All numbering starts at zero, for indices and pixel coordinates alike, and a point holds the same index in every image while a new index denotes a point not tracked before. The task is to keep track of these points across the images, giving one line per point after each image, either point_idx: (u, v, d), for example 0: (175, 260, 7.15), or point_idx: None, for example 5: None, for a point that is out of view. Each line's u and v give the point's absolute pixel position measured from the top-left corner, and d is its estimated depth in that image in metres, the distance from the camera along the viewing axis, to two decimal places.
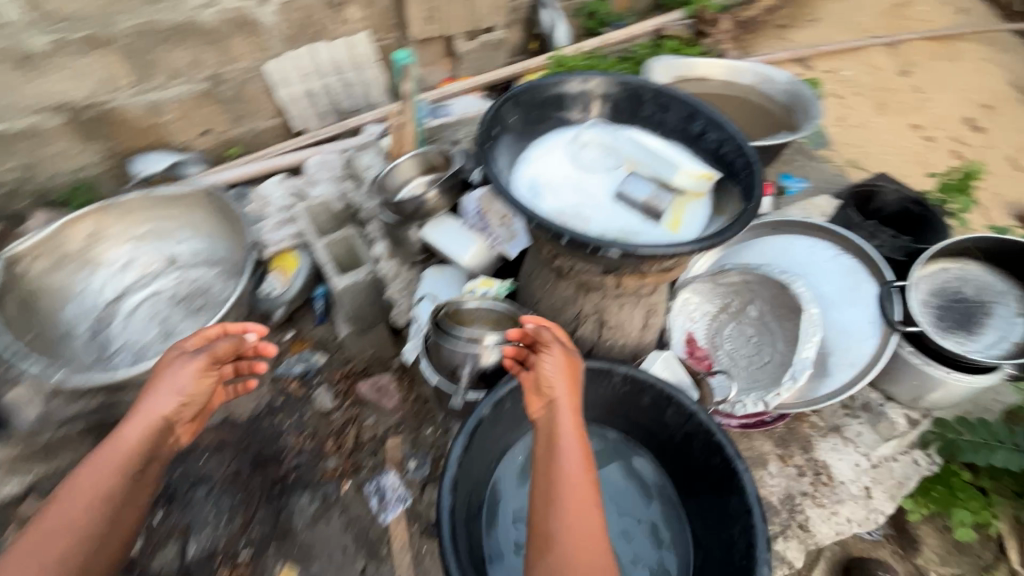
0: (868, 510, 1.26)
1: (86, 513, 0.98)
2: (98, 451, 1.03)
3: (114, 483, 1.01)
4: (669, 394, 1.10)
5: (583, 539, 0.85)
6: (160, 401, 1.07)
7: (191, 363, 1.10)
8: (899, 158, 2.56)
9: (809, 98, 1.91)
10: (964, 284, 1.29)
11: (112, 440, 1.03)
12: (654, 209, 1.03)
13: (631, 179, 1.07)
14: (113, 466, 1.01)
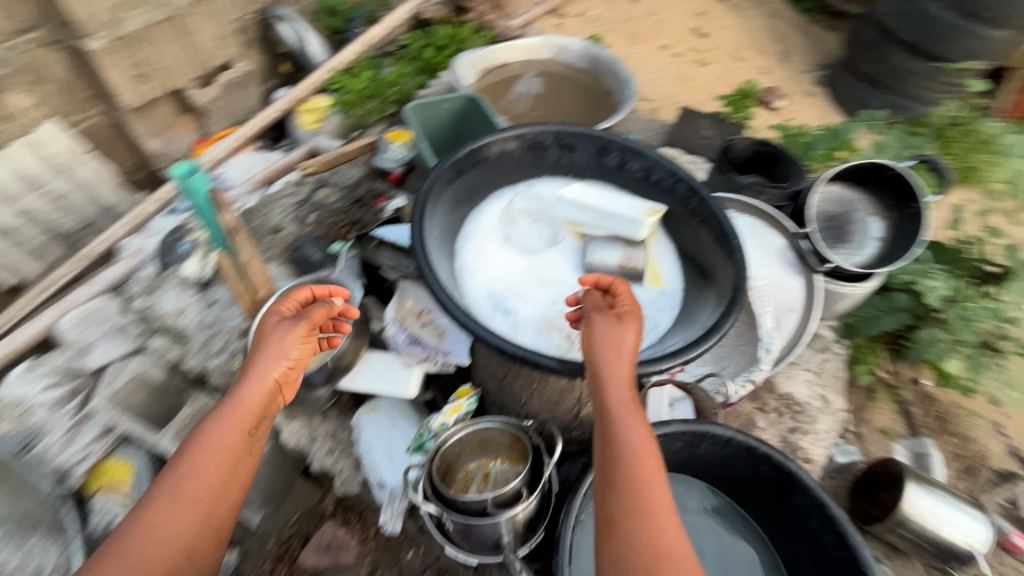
0: (833, 414, 1.45)
1: (199, 506, 0.80)
2: (207, 420, 0.84)
3: (222, 468, 0.82)
4: (703, 432, 1.05)
5: (661, 521, 0.71)
6: (265, 365, 0.86)
7: (292, 332, 0.88)
8: (667, 78, 2.84)
9: (609, 61, 1.95)
10: (831, 203, 1.42)
11: (222, 406, 0.84)
12: (632, 269, 0.94)
13: (592, 247, 0.96)
14: (224, 442, 0.82)
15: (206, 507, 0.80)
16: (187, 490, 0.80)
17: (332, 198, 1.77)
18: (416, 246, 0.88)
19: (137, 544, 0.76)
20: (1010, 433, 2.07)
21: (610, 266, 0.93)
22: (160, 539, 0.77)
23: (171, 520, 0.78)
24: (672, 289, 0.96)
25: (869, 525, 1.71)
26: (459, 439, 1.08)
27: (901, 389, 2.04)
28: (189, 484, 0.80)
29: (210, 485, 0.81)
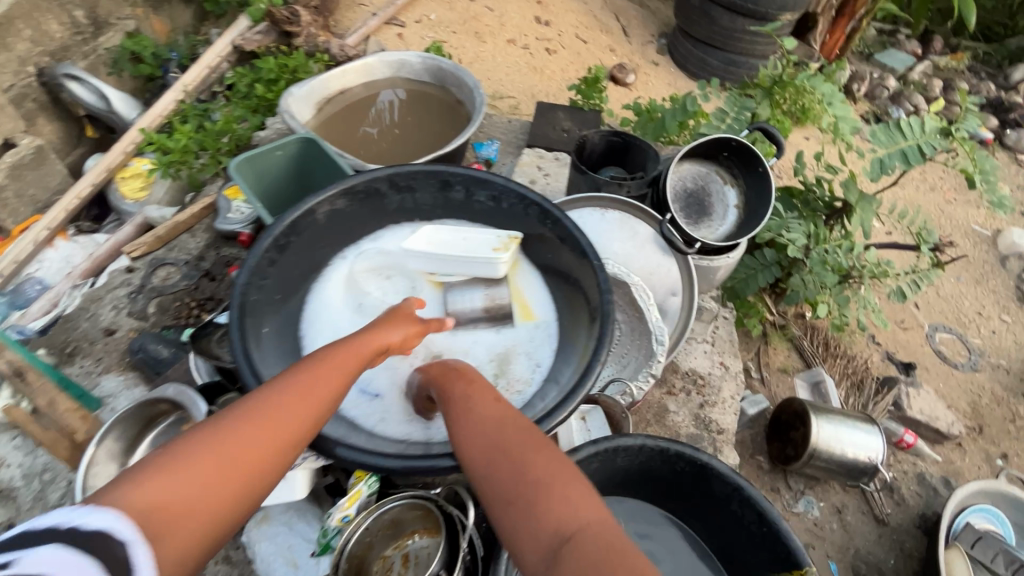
0: (735, 378, 1.51)
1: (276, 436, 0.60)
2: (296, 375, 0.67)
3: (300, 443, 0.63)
4: (614, 447, 1.03)
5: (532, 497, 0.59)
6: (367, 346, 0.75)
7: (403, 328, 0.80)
8: (520, 71, 2.81)
9: (451, 69, 1.86)
10: (687, 180, 1.45)
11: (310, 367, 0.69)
12: (499, 310, 0.92)
13: (450, 299, 0.91)
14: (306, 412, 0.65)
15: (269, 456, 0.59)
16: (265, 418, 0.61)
17: (172, 278, 1.53)
18: (240, 362, 0.72)
19: (179, 460, 0.54)
20: (881, 341, 2.31)
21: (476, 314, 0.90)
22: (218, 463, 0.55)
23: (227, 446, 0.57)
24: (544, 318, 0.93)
25: (789, 464, 1.82)
26: (366, 529, 0.97)
27: (789, 327, 2.19)
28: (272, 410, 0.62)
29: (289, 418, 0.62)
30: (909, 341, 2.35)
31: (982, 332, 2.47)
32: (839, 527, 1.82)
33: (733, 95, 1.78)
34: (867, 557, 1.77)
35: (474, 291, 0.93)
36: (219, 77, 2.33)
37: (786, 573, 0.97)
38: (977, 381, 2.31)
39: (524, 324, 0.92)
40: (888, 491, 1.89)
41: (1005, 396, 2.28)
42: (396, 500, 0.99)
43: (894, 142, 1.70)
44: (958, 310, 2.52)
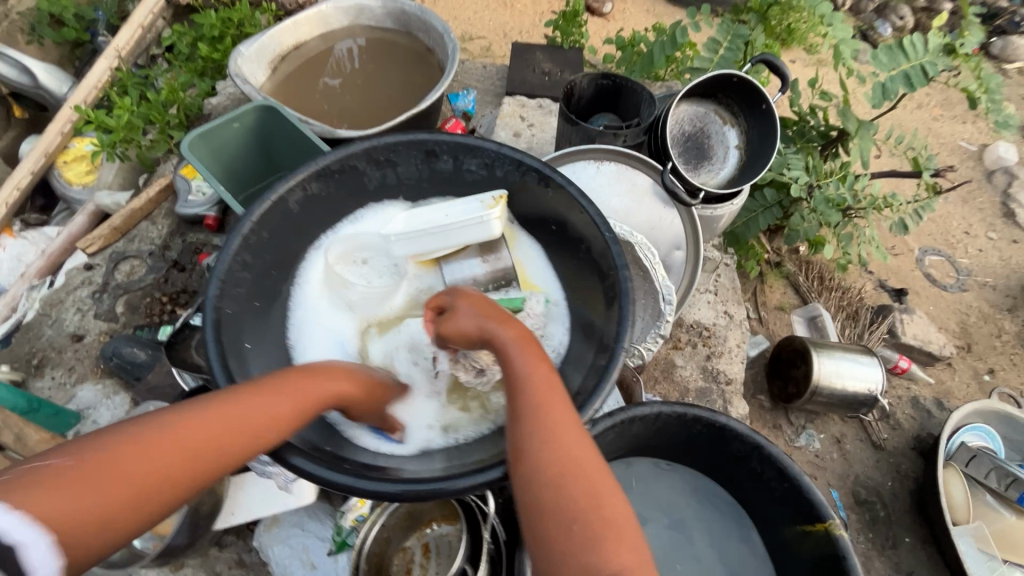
0: (740, 325, 1.47)
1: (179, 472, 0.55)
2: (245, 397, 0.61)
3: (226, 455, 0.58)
4: (629, 417, 1.00)
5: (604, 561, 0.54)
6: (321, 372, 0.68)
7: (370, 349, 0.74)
8: (489, 7, 2.58)
9: (416, 12, 1.68)
10: (685, 122, 1.36)
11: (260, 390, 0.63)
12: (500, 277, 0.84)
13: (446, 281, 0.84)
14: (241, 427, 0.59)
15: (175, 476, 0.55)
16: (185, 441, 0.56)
17: (138, 272, 1.41)
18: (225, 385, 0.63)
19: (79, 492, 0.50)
20: (874, 270, 2.30)
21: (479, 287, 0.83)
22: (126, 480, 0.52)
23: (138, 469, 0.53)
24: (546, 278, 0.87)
25: (790, 401, 1.83)
26: (382, 525, 0.93)
27: (785, 263, 2.16)
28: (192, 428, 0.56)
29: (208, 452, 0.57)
30: (900, 267, 2.35)
31: (971, 251, 2.48)
32: (839, 456, 1.86)
33: (725, 22, 1.66)
34: (867, 481, 1.83)
35: (470, 261, 0.85)
36: (157, 36, 2.12)
37: (809, 525, 0.96)
38: (967, 301, 2.33)
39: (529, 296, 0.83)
40: (885, 417, 1.93)
41: (993, 313, 2.31)
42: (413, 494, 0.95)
43: (896, 64, 1.61)
44: (947, 231, 2.52)
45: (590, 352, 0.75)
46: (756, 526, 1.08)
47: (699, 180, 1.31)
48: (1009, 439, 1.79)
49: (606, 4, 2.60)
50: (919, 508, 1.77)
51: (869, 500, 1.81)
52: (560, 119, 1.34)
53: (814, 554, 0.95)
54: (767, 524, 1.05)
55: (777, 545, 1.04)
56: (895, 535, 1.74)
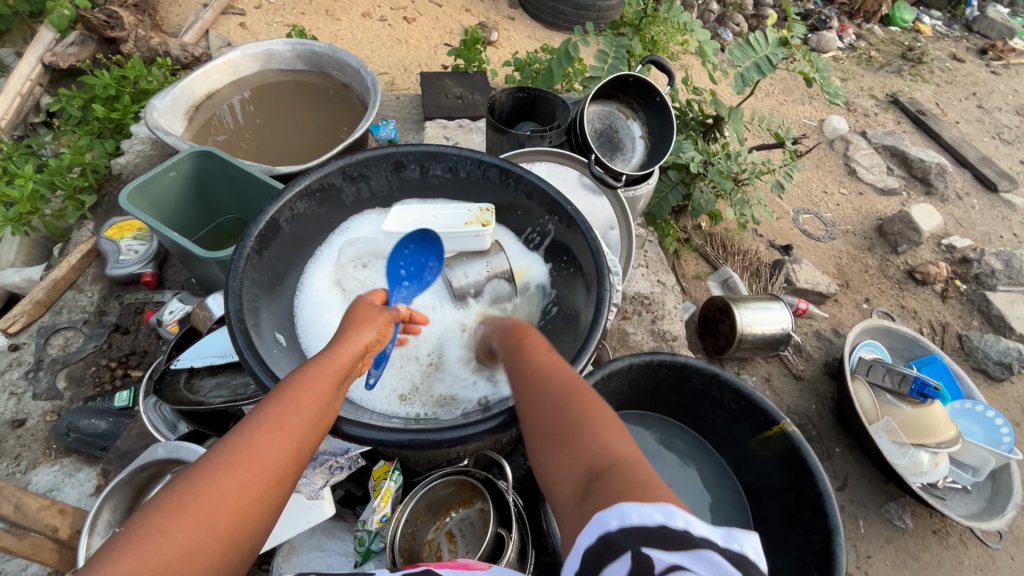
0: (672, 290, 1.68)
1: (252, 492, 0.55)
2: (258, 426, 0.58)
3: (248, 476, 0.55)
4: (610, 372, 1.13)
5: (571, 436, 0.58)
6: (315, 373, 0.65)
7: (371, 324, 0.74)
8: (386, 43, 2.69)
9: (328, 52, 1.77)
10: (596, 121, 1.55)
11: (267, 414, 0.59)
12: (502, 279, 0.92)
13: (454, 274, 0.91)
14: (260, 449, 0.57)
15: (252, 502, 0.54)
16: (255, 451, 0.56)
17: (75, 342, 1.32)
18: (264, 377, 0.68)
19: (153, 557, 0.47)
20: (763, 233, 2.67)
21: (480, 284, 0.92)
22: (211, 514, 0.51)
23: (207, 503, 0.52)
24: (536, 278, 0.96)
25: (723, 352, 2.07)
26: (406, 521, 0.97)
27: (692, 238, 2.46)
28: (250, 446, 0.57)
29: (274, 465, 0.57)
30: (782, 227, 2.75)
31: (831, 206, 2.95)
32: (770, 393, 2.13)
33: (607, 36, 1.90)
34: (798, 410, 2.10)
35: (472, 264, 0.93)
36: (35, 104, 1.99)
37: (768, 432, 1.14)
38: (837, 247, 2.77)
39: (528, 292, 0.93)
40: (798, 352, 2.25)
41: (858, 252, 2.77)
42: (435, 481, 1.01)
43: (748, 57, 1.94)
44: (810, 192, 2.99)
45: (579, 306, 0.87)
46: (725, 449, 1.25)
47: (618, 167, 1.49)
48: (893, 348, 2.16)
49: (493, 33, 2.82)
50: (841, 422, 2.06)
51: (801, 425, 2.08)
52: (490, 129, 1.49)
53: (778, 453, 1.13)
54: (734, 444, 1.22)
55: (744, 459, 1.21)
56: (828, 448, 2.01)
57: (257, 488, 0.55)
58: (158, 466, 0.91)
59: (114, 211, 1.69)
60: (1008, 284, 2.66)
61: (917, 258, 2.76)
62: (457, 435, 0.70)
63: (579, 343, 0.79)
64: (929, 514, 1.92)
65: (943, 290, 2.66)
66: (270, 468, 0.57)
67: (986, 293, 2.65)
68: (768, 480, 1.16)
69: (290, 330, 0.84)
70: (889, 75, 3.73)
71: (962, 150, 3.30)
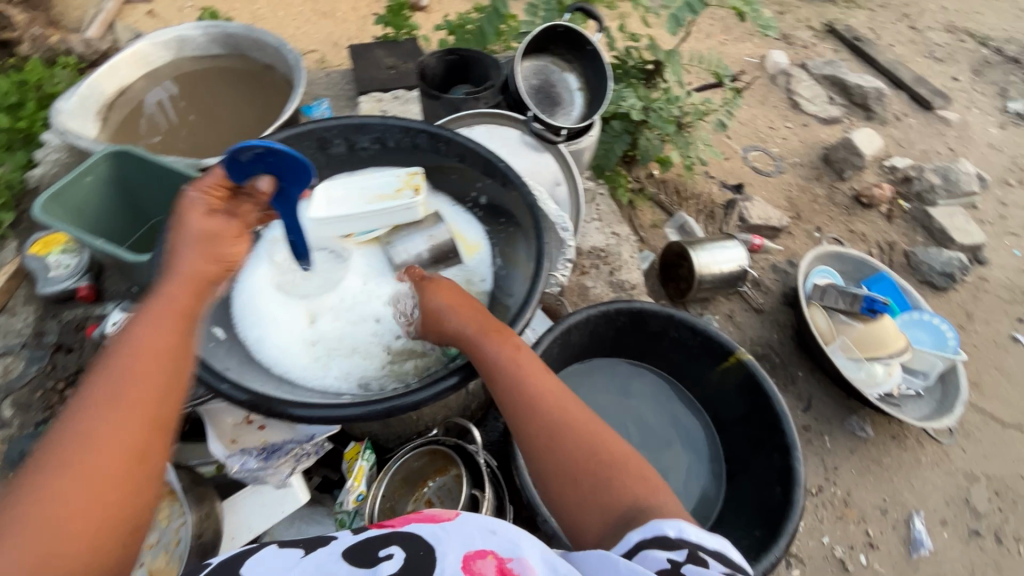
0: (626, 240, 1.69)
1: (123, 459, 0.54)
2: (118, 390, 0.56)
3: (120, 445, 0.54)
4: (568, 326, 1.14)
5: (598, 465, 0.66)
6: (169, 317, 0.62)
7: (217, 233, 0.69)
8: (310, 19, 2.56)
9: (243, 32, 1.67)
10: (531, 78, 1.52)
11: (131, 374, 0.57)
12: (444, 245, 0.91)
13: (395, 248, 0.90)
14: (130, 415, 0.55)
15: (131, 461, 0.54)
16: (118, 419, 0.54)
17: (15, 368, 1.26)
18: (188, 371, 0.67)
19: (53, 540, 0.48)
20: (715, 174, 2.70)
21: (422, 254, 0.90)
22: (83, 484, 0.51)
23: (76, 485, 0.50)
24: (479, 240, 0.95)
25: (686, 295, 2.12)
26: (383, 496, 0.99)
27: (646, 188, 2.47)
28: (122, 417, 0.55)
29: (145, 421, 0.56)
30: (733, 167, 2.79)
31: (777, 140, 3.00)
32: (734, 328, 2.20)
33: None
34: (761, 341, 2.18)
35: (414, 237, 0.92)
36: None
37: (725, 363, 1.18)
38: (787, 180, 2.83)
39: (472, 255, 0.93)
40: (756, 286, 2.32)
41: (807, 183, 2.84)
42: (407, 454, 1.02)
43: None
44: (757, 129, 3.03)
45: (521, 263, 0.87)
46: (687, 385, 1.29)
47: (559, 121, 1.47)
48: (845, 271, 2.25)
49: None
50: (801, 347, 2.15)
51: (765, 355, 2.16)
52: (424, 96, 1.45)
53: (736, 383, 1.17)
54: (695, 379, 1.26)
55: (706, 392, 1.26)
56: (791, 373, 2.11)
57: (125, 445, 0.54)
58: None
59: (37, 227, 1.59)
60: (946, 198, 2.79)
61: (862, 182, 2.85)
62: (405, 402, 0.71)
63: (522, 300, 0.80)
64: (888, 421, 2.05)
65: (888, 211, 2.77)
66: (139, 420, 0.56)
67: (927, 208, 2.76)
68: (730, 409, 1.21)
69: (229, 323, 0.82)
70: (823, 4, 3.76)
71: (898, 72, 3.38)
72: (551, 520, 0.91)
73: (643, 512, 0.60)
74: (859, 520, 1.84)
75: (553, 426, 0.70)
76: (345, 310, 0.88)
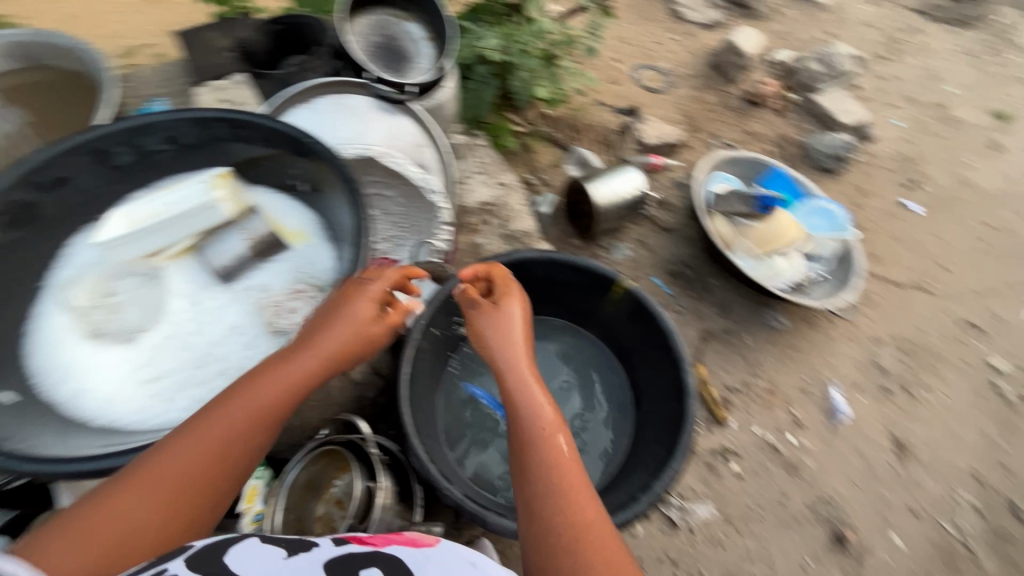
0: (513, 189, 1.65)
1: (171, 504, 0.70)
2: (188, 452, 0.73)
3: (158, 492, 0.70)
4: (444, 294, 1.10)
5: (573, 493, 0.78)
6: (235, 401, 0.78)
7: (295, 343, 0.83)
8: (133, 7, 2.26)
9: (32, 36, 1.45)
10: (371, 35, 1.40)
11: (198, 444, 0.74)
12: (263, 241, 0.91)
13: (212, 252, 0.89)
14: (174, 473, 0.71)
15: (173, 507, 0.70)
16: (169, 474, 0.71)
17: None
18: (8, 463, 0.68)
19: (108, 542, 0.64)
20: (607, 101, 2.66)
21: (241, 257, 0.90)
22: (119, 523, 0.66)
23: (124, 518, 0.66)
24: (303, 225, 0.95)
25: (593, 230, 2.12)
26: (285, 509, 0.95)
27: (539, 128, 2.41)
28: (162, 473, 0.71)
29: (196, 478, 0.73)
30: (624, 90, 2.76)
31: (664, 54, 2.97)
32: (647, 252, 2.23)
33: None
34: (674, 259, 2.23)
35: (230, 237, 0.90)
36: None
37: (612, 293, 1.18)
38: (679, 93, 2.83)
39: (298, 244, 0.94)
40: (662, 206, 2.35)
41: (698, 93, 2.85)
42: (299, 460, 0.99)
43: None
44: (642, 46, 2.98)
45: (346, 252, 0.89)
46: (586, 322, 1.30)
47: (408, 75, 1.37)
48: (740, 174, 2.30)
49: None
50: (711, 255, 2.22)
51: (681, 270, 2.22)
52: (251, 77, 1.31)
53: (625, 310, 1.18)
54: (591, 314, 1.27)
55: (603, 325, 1.27)
56: (706, 283, 2.18)
57: (158, 493, 0.69)
58: None
59: None
60: (828, 83, 2.87)
61: (750, 81, 2.89)
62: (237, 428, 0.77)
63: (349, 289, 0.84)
64: (799, 308, 2.16)
65: (777, 106, 2.83)
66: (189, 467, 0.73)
67: (812, 96, 2.84)
68: (626, 336, 1.22)
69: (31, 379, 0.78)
70: None
71: None
72: (452, 491, 0.92)
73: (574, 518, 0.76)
74: (785, 404, 1.97)
75: (534, 440, 0.84)
76: (176, 335, 0.87)
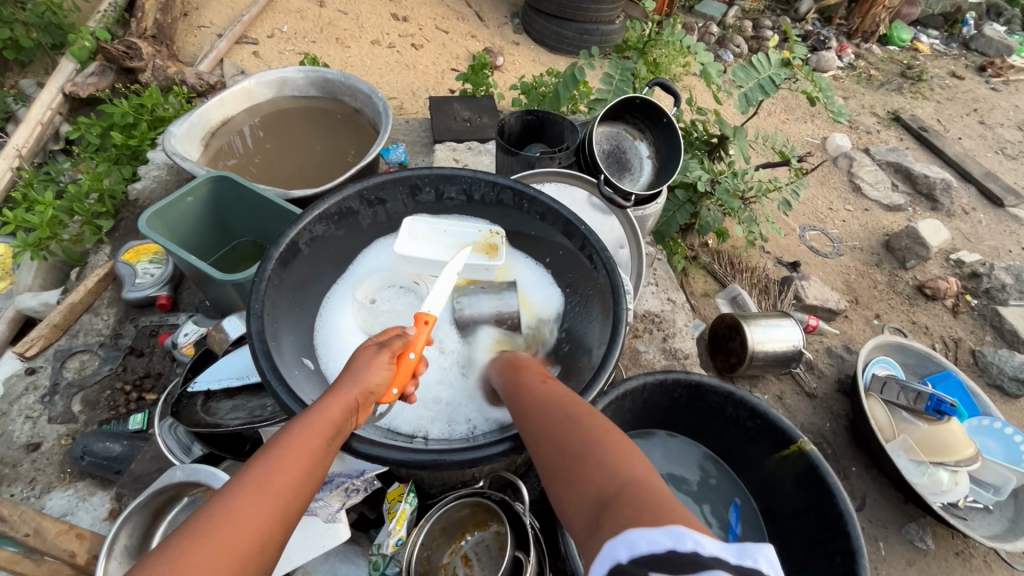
0: (682, 308, 1.67)
1: (284, 488, 0.59)
2: (261, 486, 0.58)
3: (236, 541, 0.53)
4: (624, 391, 1.13)
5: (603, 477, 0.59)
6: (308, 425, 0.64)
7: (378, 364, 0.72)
8: (395, 69, 2.75)
9: (339, 79, 1.82)
10: (604, 141, 1.58)
11: (270, 473, 0.59)
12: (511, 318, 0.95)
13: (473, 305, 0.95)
14: (256, 519, 0.55)
15: (267, 520, 0.56)
16: (239, 522, 0.55)
17: (90, 365, 1.33)
18: (288, 398, 0.70)
19: (216, 516, 0.54)
20: (770, 250, 2.67)
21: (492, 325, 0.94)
22: None
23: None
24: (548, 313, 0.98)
25: (734, 370, 2.05)
26: (422, 544, 0.96)
27: (700, 256, 2.46)
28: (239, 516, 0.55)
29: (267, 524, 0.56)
30: (789, 244, 2.76)
31: (837, 222, 2.95)
32: (784, 411, 2.10)
33: (613, 60, 1.94)
34: (813, 427, 2.07)
35: (484, 301, 0.96)
36: (54, 132, 2.05)
37: (784, 451, 1.12)
38: (845, 262, 2.76)
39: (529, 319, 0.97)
40: (810, 369, 2.23)
41: (866, 268, 2.76)
42: (452, 503, 1.00)
43: (751, 77, 1.97)
44: (816, 209, 3.00)
45: (596, 329, 0.86)
46: (741, 468, 1.24)
47: (627, 186, 1.51)
48: (906, 364, 2.13)
49: (498, 58, 2.89)
50: (857, 439, 2.04)
51: (817, 443, 2.04)
52: (500, 151, 1.52)
53: (795, 473, 1.11)
54: (751, 463, 1.21)
55: (760, 479, 1.20)
56: (845, 467, 1.98)
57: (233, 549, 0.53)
58: (180, 477, 0.88)
59: (130, 235, 1.71)
60: (1020, 299, 2.62)
61: (926, 273, 2.74)
62: (479, 454, 0.71)
63: (602, 360, 0.79)
64: (950, 534, 1.88)
65: (953, 305, 2.63)
66: (266, 504, 0.57)
67: (997, 307, 2.61)
68: (786, 501, 1.14)
69: (313, 353, 0.85)
70: (890, 92, 3.78)
71: (966, 165, 3.31)
72: None
73: (627, 528, 0.50)
74: None
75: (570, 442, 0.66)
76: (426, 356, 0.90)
